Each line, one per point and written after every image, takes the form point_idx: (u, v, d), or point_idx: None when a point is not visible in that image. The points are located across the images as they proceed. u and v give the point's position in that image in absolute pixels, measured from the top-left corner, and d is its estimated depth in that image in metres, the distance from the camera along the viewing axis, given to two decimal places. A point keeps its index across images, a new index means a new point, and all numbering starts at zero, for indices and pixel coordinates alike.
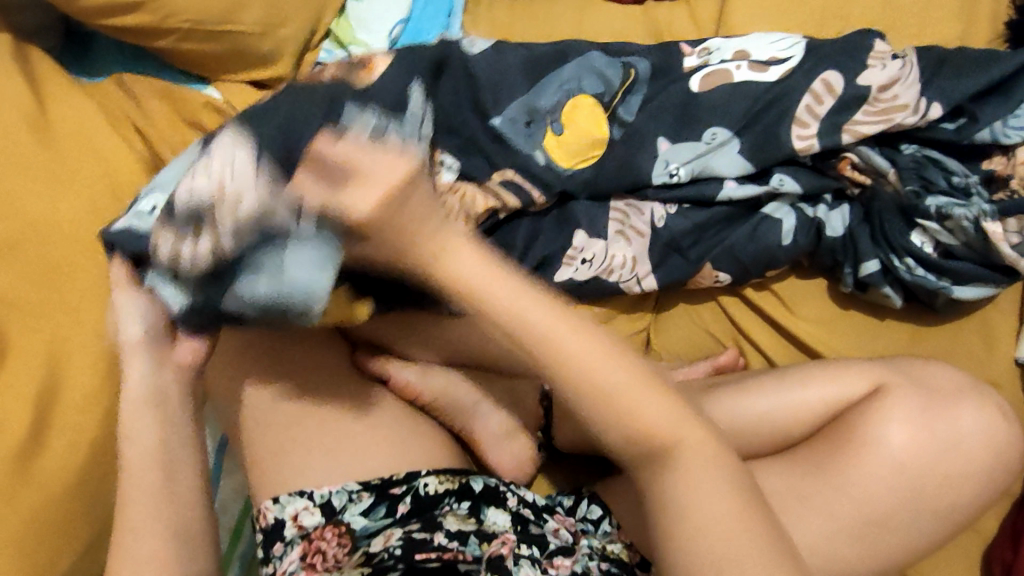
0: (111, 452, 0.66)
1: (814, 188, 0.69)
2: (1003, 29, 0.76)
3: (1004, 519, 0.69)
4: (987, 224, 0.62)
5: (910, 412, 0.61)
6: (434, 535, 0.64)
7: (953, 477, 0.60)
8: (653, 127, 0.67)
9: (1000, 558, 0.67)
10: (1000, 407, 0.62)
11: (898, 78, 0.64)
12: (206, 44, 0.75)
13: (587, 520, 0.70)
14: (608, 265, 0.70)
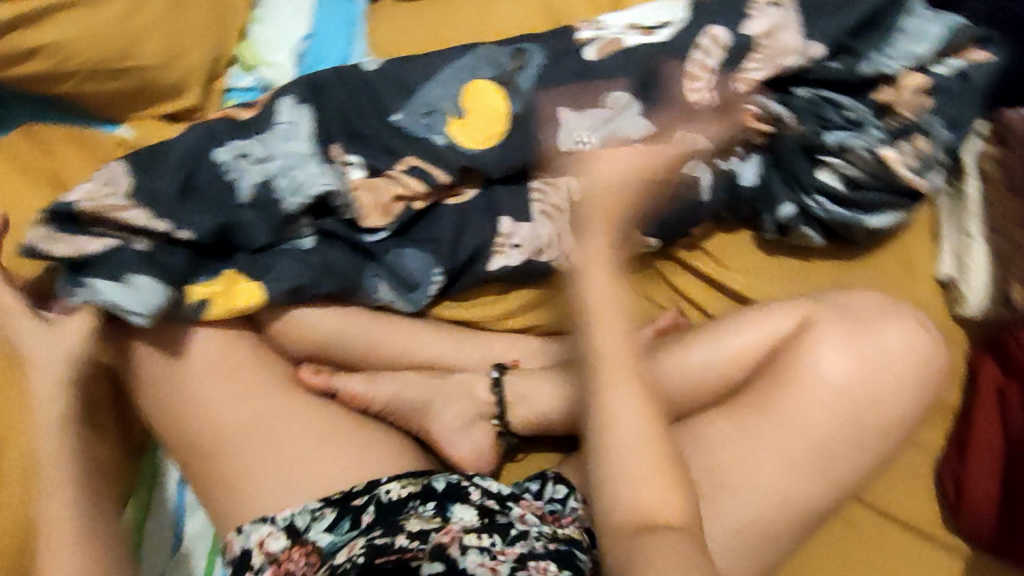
0: None
1: (722, 142, 0.72)
2: None
3: (949, 433, 0.71)
4: (881, 151, 0.69)
5: (838, 340, 0.64)
6: (395, 539, 0.62)
7: (888, 395, 0.63)
8: (554, 103, 0.72)
9: (951, 473, 0.69)
10: (919, 319, 0.66)
11: (778, 24, 0.70)
12: (109, 83, 0.74)
13: (554, 500, 0.68)
14: (535, 245, 0.75)
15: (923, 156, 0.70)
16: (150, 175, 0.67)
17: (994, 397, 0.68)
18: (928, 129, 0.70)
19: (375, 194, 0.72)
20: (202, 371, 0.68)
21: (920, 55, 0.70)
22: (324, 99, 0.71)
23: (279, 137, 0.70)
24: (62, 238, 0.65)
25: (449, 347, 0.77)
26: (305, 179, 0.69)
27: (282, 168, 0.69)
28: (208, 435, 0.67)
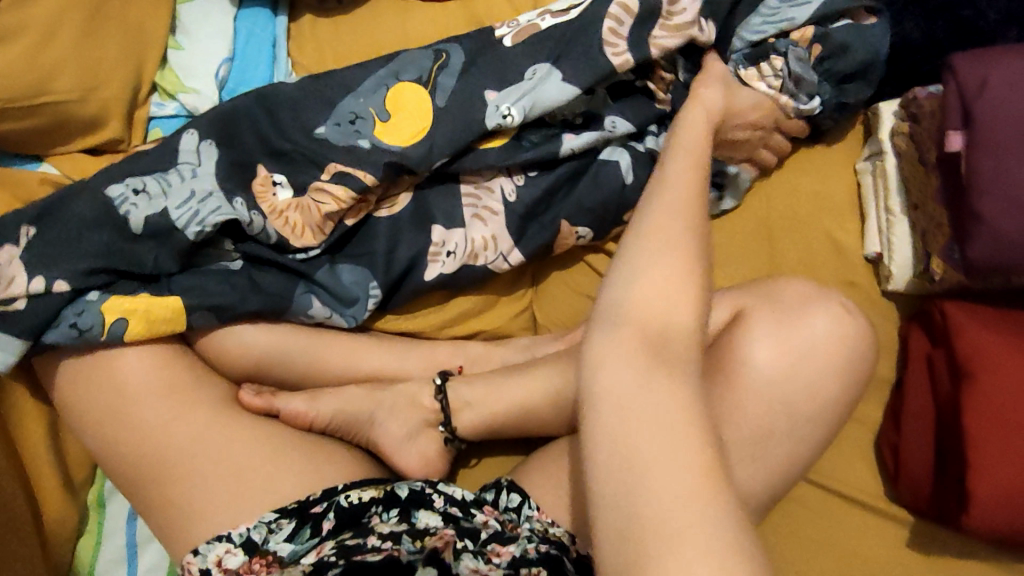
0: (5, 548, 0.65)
1: (640, 124, 0.75)
2: None
3: (885, 404, 0.73)
4: (738, 70, 0.74)
5: (769, 328, 0.64)
6: (365, 539, 0.62)
7: (822, 375, 0.63)
8: (477, 85, 0.72)
9: (887, 442, 0.71)
10: (845, 306, 0.66)
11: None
12: (23, 122, 0.73)
13: (510, 510, 0.69)
14: (472, 249, 0.74)
15: (782, 72, 0.73)
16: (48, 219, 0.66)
17: (923, 365, 0.70)
18: (778, 49, 0.72)
19: (302, 214, 0.71)
20: (135, 406, 0.67)
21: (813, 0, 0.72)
22: (268, 104, 0.72)
23: (178, 179, 0.69)
24: None
25: (391, 358, 0.77)
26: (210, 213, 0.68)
27: (181, 205, 0.67)
28: (147, 471, 0.67)
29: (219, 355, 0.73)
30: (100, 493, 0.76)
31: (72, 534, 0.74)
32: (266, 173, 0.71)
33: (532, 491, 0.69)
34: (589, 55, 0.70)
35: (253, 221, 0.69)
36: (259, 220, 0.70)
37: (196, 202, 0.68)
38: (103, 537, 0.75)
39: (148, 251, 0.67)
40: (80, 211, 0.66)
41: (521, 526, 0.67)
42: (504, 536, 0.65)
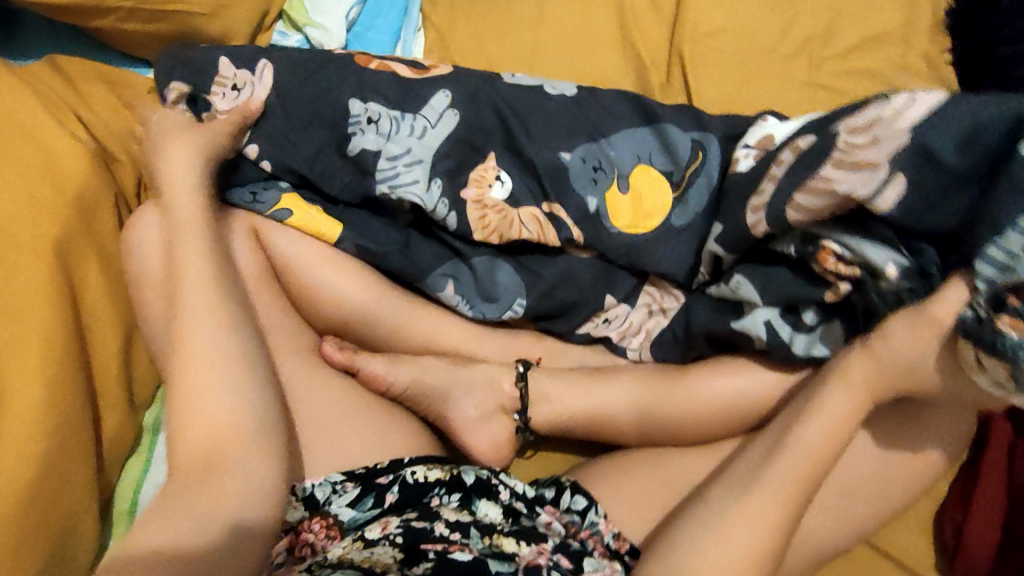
0: (72, 456, 0.62)
1: (788, 298, 0.66)
2: (940, 23, 0.82)
3: (951, 481, 0.74)
4: (882, 266, 0.59)
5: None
6: (434, 525, 0.62)
7: (918, 443, 0.65)
8: (605, 121, 0.72)
9: (950, 520, 0.71)
10: None
11: (880, 118, 0.58)
12: (149, 25, 0.71)
13: (573, 511, 0.69)
14: (625, 329, 0.76)
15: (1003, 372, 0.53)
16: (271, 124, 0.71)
17: (1003, 455, 0.71)
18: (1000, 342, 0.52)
19: (501, 219, 0.71)
20: None
21: None
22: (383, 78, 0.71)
23: (410, 129, 0.70)
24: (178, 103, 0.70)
25: (472, 340, 0.77)
26: (405, 167, 0.69)
27: (393, 158, 0.69)
28: None
29: (309, 299, 0.71)
30: (157, 417, 0.74)
31: (124, 454, 0.70)
32: (493, 165, 0.71)
33: (601, 497, 0.70)
34: (739, 201, 0.68)
35: (427, 196, 0.70)
36: (435, 190, 0.70)
37: (405, 159, 0.69)
38: (151, 461, 0.71)
39: (343, 174, 0.71)
40: (335, 105, 0.70)
41: (583, 533, 0.67)
42: (572, 549, 0.64)
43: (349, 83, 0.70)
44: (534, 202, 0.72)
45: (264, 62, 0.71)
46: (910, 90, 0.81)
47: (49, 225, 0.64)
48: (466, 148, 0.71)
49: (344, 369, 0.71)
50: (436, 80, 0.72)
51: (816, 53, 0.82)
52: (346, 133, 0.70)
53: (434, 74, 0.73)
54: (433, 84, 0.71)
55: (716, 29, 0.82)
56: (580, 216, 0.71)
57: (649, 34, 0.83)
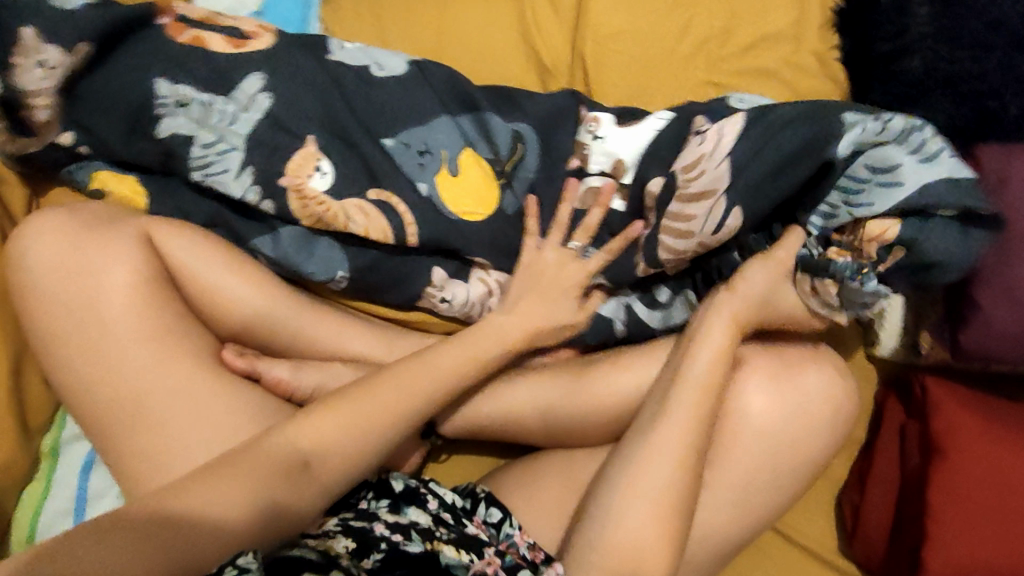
0: None
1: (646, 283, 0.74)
2: (831, 18, 0.84)
3: (851, 462, 0.76)
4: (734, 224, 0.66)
5: (765, 377, 0.65)
6: (374, 525, 0.63)
7: (810, 436, 0.65)
8: (422, 99, 0.74)
9: (849, 501, 0.74)
10: (837, 366, 0.67)
11: (701, 155, 0.66)
12: None
13: (489, 523, 0.68)
14: (468, 308, 0.76)
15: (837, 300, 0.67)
16: (90, 100, 0.71)
17: (895, 432, 0.73)
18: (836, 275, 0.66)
19: (327, 208, 0.71)
20: (115, 363, 0.64)
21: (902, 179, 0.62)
22: (185, 62, 0.70)
23: (220, 116, 0.71)
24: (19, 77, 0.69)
25: (379, 349, 0.74)
26: (217, 154, 0.71)
27: (205, 147, 0.71)
28: (121, 431, 0.64)
29: (209, 308, 0.70)
30: (55, 442, 0.72)
31: (21, 480, 0.69)
32: (316, 151, 0.72)
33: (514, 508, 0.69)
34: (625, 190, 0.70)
35: (239, 184, 0.71)
36: (246, 178, 0.71)
37: (217, 146, 0.71)
38: (51, 487, 0.71)
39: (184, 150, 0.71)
40: (179, 103, 0.70)
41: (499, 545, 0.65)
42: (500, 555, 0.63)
43: (190, 82, 0.70)
44: (359, 191, 0.72)
45: (82, 44, 0.68)
46: (800, 86, 0.83)
47: None
48: (280, 128, 0.71)
49: (245, 374, 0.70)
50: (230, 68, 0.71)
51: (711, 54, 0.83)
52: (156, 117, 0.71)
53: (250, 49, 0.72)
54: (231, 72, 0.71)
55: (612, 31, 0.83)
56: (410, 200, 0.72)
57: (550, 38, 0.84)
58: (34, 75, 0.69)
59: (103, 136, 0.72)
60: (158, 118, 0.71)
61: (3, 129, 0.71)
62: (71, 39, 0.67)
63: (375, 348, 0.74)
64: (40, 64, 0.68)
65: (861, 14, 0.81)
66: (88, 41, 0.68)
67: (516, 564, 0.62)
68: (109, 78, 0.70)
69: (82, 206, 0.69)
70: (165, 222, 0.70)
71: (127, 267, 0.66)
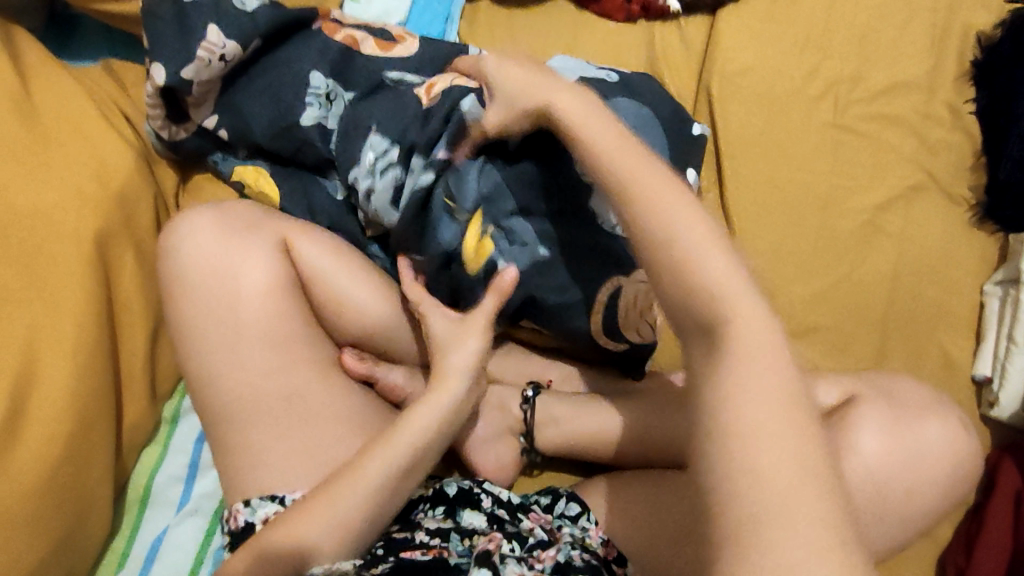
0: (93, 441, 0.65)
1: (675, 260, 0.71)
2: (969, 70, 0.83)
3: (957, 525, 0.74)
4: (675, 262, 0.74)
5: (880, 422, 0.63)
6: (414, 534, 0.64)
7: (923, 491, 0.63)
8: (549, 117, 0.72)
9: (953, 564, 0.71)
10: (962, 421, 0.65)
11: None
12: None
13: (564, 517, 0.69)
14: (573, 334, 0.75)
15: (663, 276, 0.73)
16: (246, 89, 0.74)
17: (1010, 500, 0.71)
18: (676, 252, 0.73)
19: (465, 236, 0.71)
20: (247, 340, 0.67)
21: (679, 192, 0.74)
22: (346, 67, 0.74)
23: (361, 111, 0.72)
24: (195, 65, 0.71)
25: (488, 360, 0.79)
26: (353, 149, 0.71)
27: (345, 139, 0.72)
28: (243, 405, 0.67)
29: (330, 314, 0.73)
30: (176, 410, 0.76)
31: (143, 441, 0.73)
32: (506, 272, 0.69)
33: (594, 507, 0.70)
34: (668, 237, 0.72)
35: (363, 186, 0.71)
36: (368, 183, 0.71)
37: (355, 141, 0.71)
38: (168, 452, 0.74)
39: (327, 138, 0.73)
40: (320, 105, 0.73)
41: (564, 534, 0.67)
42: (549, 547, 0.64)
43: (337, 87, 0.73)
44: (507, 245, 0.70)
45: (256, 40, 0.72)
46: (932, 136, 0.82)
47: (89, 218, 0.67)
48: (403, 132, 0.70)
49: (362, 379, 0.73)
50: (376, 74, 0.74)
51: (842, 95, 0.83)
52: (303, 102, 0.72)
53: (394, 54, 0.76)
54: (377, 80, 0.74)
55: (743, 66, 0.84)
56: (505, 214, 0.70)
57: (678, 68, 0.86)
58: (215, 66, 0.71)
59: (248, 121, 0.74)
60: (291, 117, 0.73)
61: (162, 123, 0.75)
62: (245, 36, 0.71)
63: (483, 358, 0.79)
64: (223, 59, 0.71)
65: (1003, 68, 0.80)
66: (259, 37, 0.72)
67: (555, 546, 0.65)
68: (265, 71, 0.74)
69: (230, 202, 0.72)
70: (301, 224, 0.73)
71: (264, 270, 0.69)
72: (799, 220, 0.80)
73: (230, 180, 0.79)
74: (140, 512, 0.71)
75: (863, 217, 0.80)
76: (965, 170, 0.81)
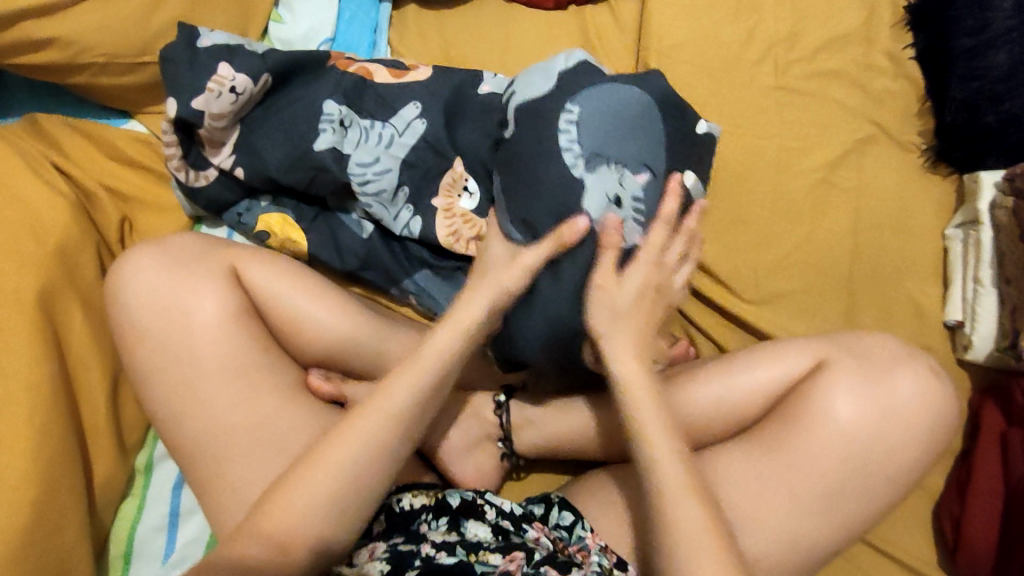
0: (63, 504, 0.63)
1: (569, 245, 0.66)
2: (903, 16, 0.82)
3: (948, 474, 0.73)
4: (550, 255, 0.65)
5: (852, 381, 0.62)
6: (420, 547, 0.63)
7: (903, 446, 0.61)
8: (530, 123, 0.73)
9: (948, 513, 0.71)
10: (933, 370, 0.64)
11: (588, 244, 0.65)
12: (123, 78, 0.75)
13: (561, 527, 0.66)
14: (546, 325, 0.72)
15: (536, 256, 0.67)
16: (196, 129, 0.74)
17: (996, 442, 0.70)
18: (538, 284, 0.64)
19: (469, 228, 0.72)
20: (206, 378, 0.66)
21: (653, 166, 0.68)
22: (283, 92, 0.74)
23: (308, 130, 0.72)
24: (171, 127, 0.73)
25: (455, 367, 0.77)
26: (375, 175, 0.72)
27: (291, 163, 0.72)
28: (211, 447, 0.65)
29: (292, 337, 0.72)
30: (149, 460, 0.74)
31: (119, 496, 0.71)
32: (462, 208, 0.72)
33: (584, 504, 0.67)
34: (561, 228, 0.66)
35: (398, 218, 0.73)
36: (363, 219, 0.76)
37: (376, 167, 0.72)
38: (146, 504, 0.72)
39: (273, 157, 0.72)
40: (265, 143, 0.73)
41: (571, 549, 0.65)
42: (558, 561, 0.63)
43: (278, 121, 0.73)
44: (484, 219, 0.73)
45: (265, 75, 0.72)
46: (874, 86, 0.81)
47: (31, 278, 0.66)
48: (367, 146, 0.72)
49: (333, 400, 0.72)
50: (310, 99, 0.73)
51: (781, 57, 0.82)
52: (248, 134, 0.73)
53: (331, 70, 0.75)
54: (313, 104, 0.72)
55: (677, 40, 0.83)
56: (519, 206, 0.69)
57: (614, 51, 0.85)
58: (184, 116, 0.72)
59: (206, 159, 0.75)
60: (237, 160, 0.74)
61: (180, 163, 0.74)
62: (254, 70, 0.71)
63: None
64: None
65: (936, 9, 0.79)
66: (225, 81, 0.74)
67: (569, 563, 0.62)
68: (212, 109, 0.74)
69: (176, 237, 0.71)
70: (248, 251, 0.72)
71: (217, 300, 0.68)
72: (754, 187, 0.79)
73: (193, 216, 0.80)
74: (124, 569, 0.69)
75: (816, 177, 0.79)
76: (910, 117, 0.81)
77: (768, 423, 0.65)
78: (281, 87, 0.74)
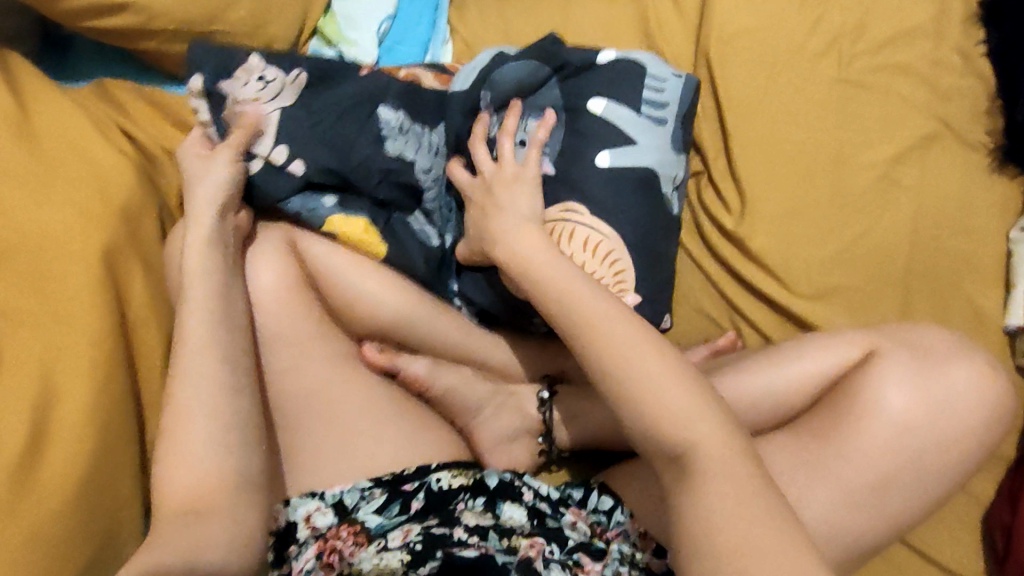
0: (118, 459, 0.65)
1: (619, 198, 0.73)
2: (977, 10, 0.80)
3: (1000, 482, 0.72)
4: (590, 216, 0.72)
5: (903, 372, 0.61)
6: (453, 530, 0.63)
7: (955, 440, 0.60)
8: (592, 92, 0.75)
9: (998, 521, 0.69)
10: (990, 363, 0.62)
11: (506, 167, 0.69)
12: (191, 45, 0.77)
13: (599, 512, 0.69)
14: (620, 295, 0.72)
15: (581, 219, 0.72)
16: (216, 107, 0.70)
17: None
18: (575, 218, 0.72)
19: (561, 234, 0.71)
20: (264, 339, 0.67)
21: (670, 120, 0.76)
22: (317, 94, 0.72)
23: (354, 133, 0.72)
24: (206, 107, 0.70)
25: (509, 358, 0.77)
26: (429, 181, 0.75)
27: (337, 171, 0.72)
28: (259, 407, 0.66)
29: (344, 309, 0.72)
30: None
31: None
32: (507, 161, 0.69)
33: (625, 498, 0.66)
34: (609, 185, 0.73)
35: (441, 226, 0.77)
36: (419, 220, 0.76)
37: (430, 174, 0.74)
38: None
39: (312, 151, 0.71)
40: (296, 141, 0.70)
41: (608, 533, 0.67)
42: (590, 548, 0.64)
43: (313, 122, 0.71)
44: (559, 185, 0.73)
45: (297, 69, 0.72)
46: (942, 82, 0.79)
47: (96, 237, 0.68)
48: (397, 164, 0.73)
49: (384, 370, 0.72)
50: (367, 101, 0.72)
51: (846, 49, 0.80)
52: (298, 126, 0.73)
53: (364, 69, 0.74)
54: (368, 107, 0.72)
55: (741, 28, 0.81)
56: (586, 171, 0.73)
57: (675, 36, 0.84)
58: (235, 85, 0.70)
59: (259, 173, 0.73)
60: (296, 154, 0.70)
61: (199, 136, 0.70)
62: (290, 63, 0.72)
63: (505, 355, 0.77)
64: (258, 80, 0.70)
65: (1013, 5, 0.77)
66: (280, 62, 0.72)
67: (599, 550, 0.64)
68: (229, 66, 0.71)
69: None
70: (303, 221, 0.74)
71: (275, 270, 0.69)
72: (811, 180, 0.78)
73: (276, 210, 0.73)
74: None
75: (877, 173, 0.77)
76: (979, 116, 0.78)
77: (817, 413, 0.63)
78: (319, 88, 0.73)
